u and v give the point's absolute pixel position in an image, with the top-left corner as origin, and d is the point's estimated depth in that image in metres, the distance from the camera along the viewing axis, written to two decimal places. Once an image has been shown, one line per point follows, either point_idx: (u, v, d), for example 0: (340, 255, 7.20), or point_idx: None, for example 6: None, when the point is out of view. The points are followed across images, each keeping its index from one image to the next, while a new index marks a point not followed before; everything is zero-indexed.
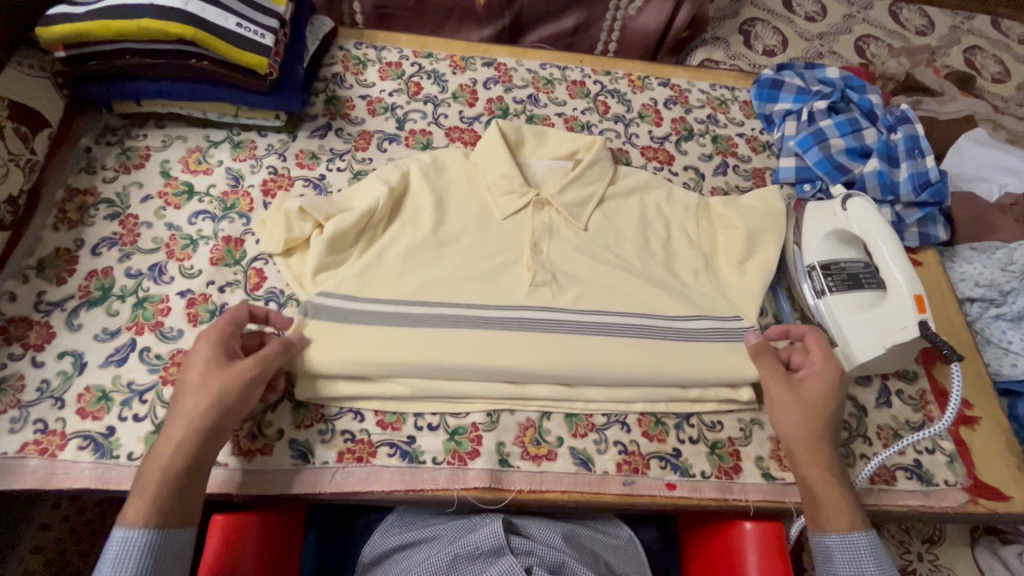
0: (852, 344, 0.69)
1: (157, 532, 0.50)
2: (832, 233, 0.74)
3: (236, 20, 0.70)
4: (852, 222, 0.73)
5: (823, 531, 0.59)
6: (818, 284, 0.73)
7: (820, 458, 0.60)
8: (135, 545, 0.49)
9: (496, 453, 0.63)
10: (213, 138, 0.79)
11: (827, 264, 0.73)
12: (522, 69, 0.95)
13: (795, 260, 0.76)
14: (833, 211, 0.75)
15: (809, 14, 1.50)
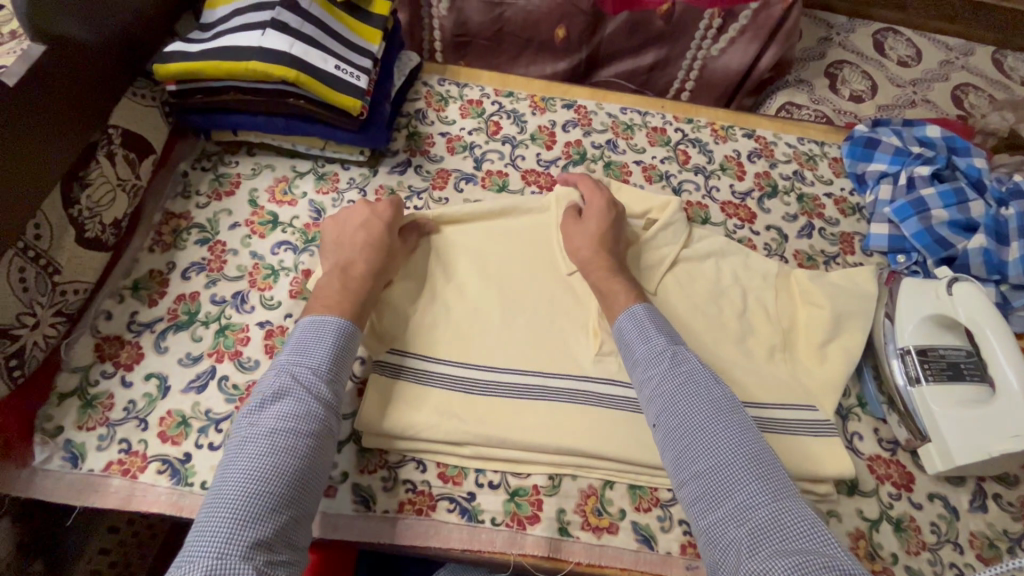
0: (950, 444, 0.63)
1: (333, 323, 0.60)
2: (932, 317, 0.69)
3: (335, 62, 0.72)
4: (958, 307, 0.67)
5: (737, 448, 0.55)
6: (911, 370, 0.68)
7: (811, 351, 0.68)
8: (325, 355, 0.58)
9: (557, 520, 0.61)
10: (299, 168, 0.82)
11: (924, 348, 0.68)
12: (602, 113, 0.94)
13: (885, 339, 0.72)
14: (934, 293, 0.70)
15: (903, 59, 1.42)
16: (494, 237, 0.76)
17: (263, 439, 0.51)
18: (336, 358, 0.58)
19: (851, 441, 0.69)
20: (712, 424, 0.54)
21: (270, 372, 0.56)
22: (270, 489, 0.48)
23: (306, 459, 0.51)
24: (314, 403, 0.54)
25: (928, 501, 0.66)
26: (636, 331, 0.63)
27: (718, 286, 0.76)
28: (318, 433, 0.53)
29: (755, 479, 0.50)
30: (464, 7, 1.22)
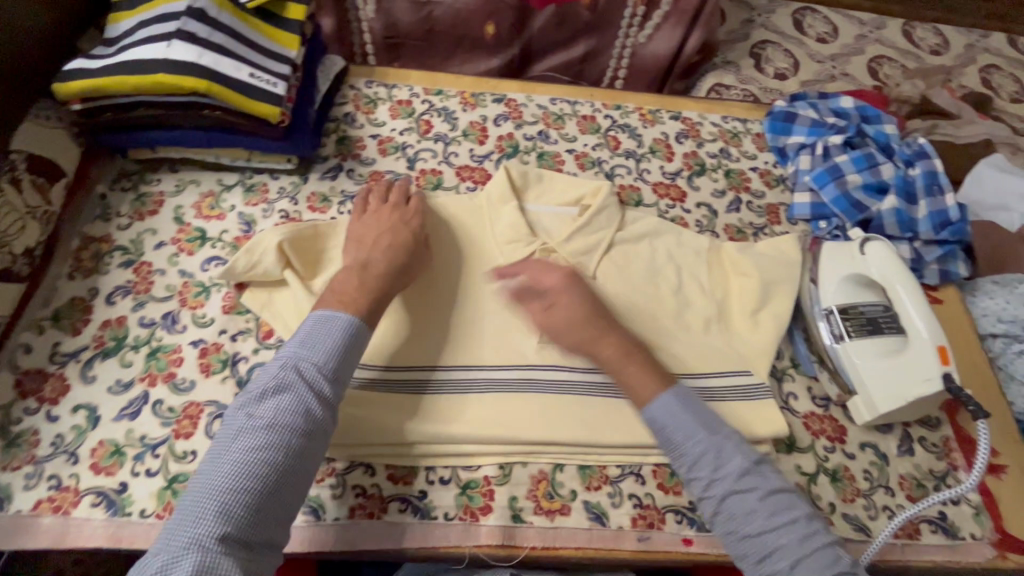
0: (873, 393, 0.67)
1: (343, 321, 0.60)
2: (852, 276, 0.73)
3: (249, 70, 0.70)
4: (870, 267, 0.73)
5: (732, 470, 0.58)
6: (835, 328, 0.71)
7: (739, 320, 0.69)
8: (325, 353, 0.58)
9: (509, 508, 0.62)
10: (226, 181, 0.80)
11: (846, 307, 0.72)
12: (532, 105, 0.95)
13: (812, 300, 0.75)
14: (852, 254, 0.75)
15: (821, 36, 1.49)
16: (430, 235, 0.77)
17: (259, 431, 0.52)
18: (343, 361, 0.59)
19: (786, 402, 0.72)
20: (721, 478, 0.57)
21: (276, 361, 0.57)
22: (255, 487, 0.50)
23: (295, 464, 0.53)
24: (314, 405, 0.55)
25: (860, 450, 0.70)
26: (666, 414, 0.61)
27: (653, 266, 0.78)
28: (313, 436, 0.54)
29: (760, 519, 0.55)
30: (391, 8, 1.21)
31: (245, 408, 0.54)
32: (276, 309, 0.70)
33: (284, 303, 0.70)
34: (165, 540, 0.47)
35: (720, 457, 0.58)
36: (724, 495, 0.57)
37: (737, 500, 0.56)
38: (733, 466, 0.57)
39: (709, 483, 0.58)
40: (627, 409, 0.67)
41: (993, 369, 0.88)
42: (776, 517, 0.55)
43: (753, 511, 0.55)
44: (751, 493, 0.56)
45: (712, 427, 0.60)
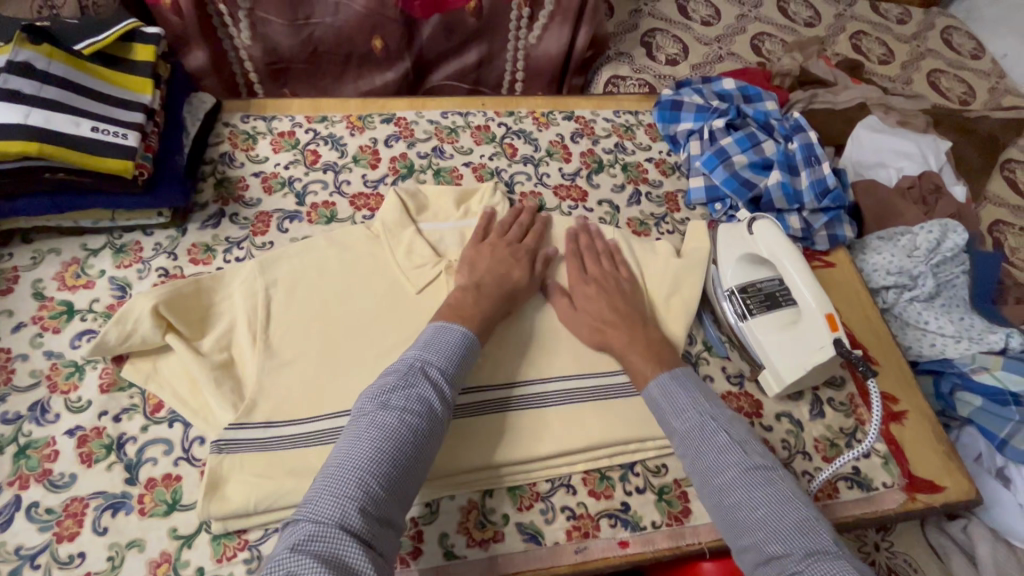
0: (779, 366, 0.70)
1: (461, 333, 0.63)
2: (745, 257, 0.76)
3: (90, 123, 0.65)
4: (760, 245, 0.74)
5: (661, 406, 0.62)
6: (738, 308, 0.74)
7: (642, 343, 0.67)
8: (442, 354, 0.60)
9: (440, 546, 0.60)
10: (92, 246, 0.73)
11: (745, 285, 0.74)
12: (423, 121, 0.93)
13: (716, 284, 0.77)
14: (741, 234, 0.77)
15: (705, 19, 1.52)
16: (329, 270, 0.74)
17: (389, 423, 0.53)
18: (461, 368, 0.61)
19: (704, 384, 0.74)
20: (704, 449, 0.57)
21: (402, 363, 0.59)
22: (388, 473, 0.51)
23: (421, 456, 0.54)
24: (440, 403, 0.57)
25: (777, 421, 0.72)
26: (664, 400, 0.62)
27: (562, 271, 0.78)
28: (435, 431, 0.56)
29: (739, 488, 0.54)
30: (267, 33, 1.14)
31: (371, 401, 0.55)
32: (163, 378, 0.65)
33: (172, 370, 0.65)
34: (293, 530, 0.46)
35: (708, 429, 0.58)
36: (704, 469, 0.57)
37: (716, 470, 0.56)
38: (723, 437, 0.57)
39: (693, 455, 0.58)
40: (550, 419, 0.67)
41: (890, 320, 0.94)
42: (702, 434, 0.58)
43: (730, 478, 0.55)
44: (729, 463, 0.56)
45: (709, 406, 0.61)
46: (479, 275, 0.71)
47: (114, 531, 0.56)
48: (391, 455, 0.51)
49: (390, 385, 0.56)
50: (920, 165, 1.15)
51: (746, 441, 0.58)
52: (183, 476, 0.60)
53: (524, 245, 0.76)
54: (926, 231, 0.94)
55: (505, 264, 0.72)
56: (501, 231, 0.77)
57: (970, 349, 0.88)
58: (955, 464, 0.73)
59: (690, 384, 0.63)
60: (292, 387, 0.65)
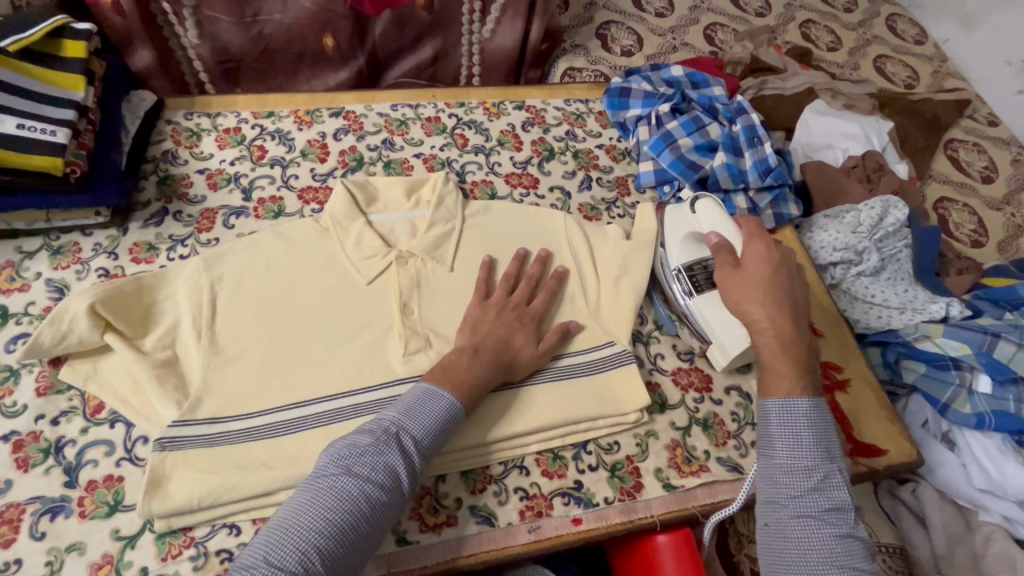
0: (727, 341, 0.71)
1: (451, 403, 0.59)
2: (689, 235, 0.77)
3: (16, 121, 0.64)
4: (700, 222, 0.76)
5: (768, 395, 0.62)
6: (686, 284, 0.74)
7: (786, 344, 0.62)
8: (424, 420, 0.57)
9: (392, 533, 0.60)
10: (27, 248, 0.71)
11: (691, 263, 0.75)
12: (372, 114, 0.92)
13: (664, 262, 0.78)
14: (684, 213, 0.79)
15: (658, 10, 1.54)
16: (276, 264, 0.73)
17: (349, 492, 0.50)
18: (439, 443, 0.57)
19: (655, 362, 0.75)
20: (815, 498, 0.57)
21: (378, 426, 0.56)
22: (335, 548, 0.48)
23: (372, 533, 0.51)
24: (407, 478, 0.54)
25: (726, 395, 0.74)
26: (783, 418, 0.60)
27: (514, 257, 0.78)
28: (393, 508, 0.53)
29: (798, 528, 0.56)
30: (214, 32, 1.13)
31: (336, 460, 0.52)
32: (103, 378, 0.63)
33: (112, 370, 0.64)
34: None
35: (823, 481, 0.57)
36: (801, 512, 0.56)
37: (814, 520, 0.56)
38: (843, 494, 0.57)
39: (795, 496, 0.57)
40: (501, 404, 0.66)
41: (839, 295, 0.97)
42: (799, 440, 0.59)
43: (825, 537, 0.55)
44: (833, 522, 0.56)
45: (831, 451, 0.59)
46: (479, 337, 0.65)
47: (53, 535, 0.55)
48: (343, 529, 0.49)
49: (361, 447, 0.53)
50: (865, 145, 1.19)
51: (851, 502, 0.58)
52: (125, 477, 0.59)
53: (532, 308, 0.71)
54: (869, 208, 0.97)
55: (509, 328, 0.67)
56: (506, 289, 0.72)
57: (914, 320, 0.91)
58: (898, 429, 0.76)
59: (823, 417, 0.60)
60: (238, 382, 0.64)
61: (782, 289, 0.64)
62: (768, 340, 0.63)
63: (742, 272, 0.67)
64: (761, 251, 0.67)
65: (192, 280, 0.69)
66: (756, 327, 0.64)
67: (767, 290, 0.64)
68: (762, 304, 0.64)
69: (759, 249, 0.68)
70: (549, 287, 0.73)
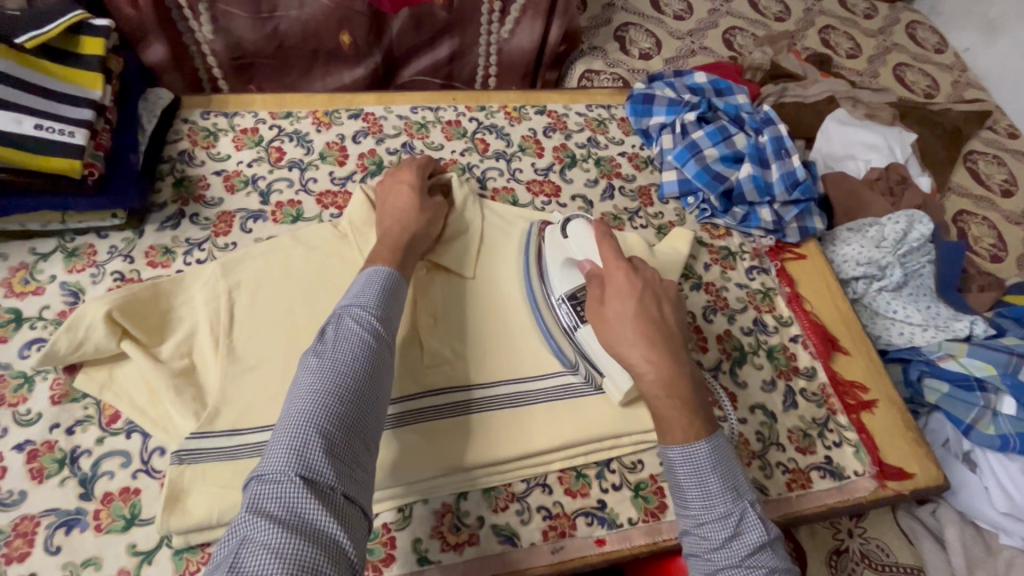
0: (618, 373, 0.65)
1: (388, 279, 0.59)
2: (566, 262, 0.70)
3: (34, 121, 0.62)
4: (574, 248, 0.70)
5: (669, 443, 0.54)
6: (573, 313, 0.69)
7: (671, 387, 0.55)
8: (371, 292, 0.57)
9: (414, 552, 0.59)
10: (41, 250, 0.69)
11: (572, 292, 0.69)
12: (392, 116, 0.90)
13: (546, 294, 0.72)
14: (557, 239, 0.72)
15: (678, 13, 1.52)
16: (295, 270, 0.71)
17: (325, 372, 0.49)
18: (391, 304, 0.57)
19: None
20: (733, 547, 0.50)
21: (331, 315, 0.55)
22: (335, 424, 0.46)
23: (367, 397, 0.50)
24: (374, 331, 0.53)
25: (751, 413, 0.73)
26: (688, 466, 0.53)
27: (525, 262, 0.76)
28: (374, 355, 0.52)
29: None
30: (229, 27, 1.10)
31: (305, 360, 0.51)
32: (119, 387, 0.62)
33: (129, 378, 0.62)
34: (240, 523, 0.41)
35: (738, 525, 0.51)
36: (726, 566, 0.50)
37: (740, 570, 0.49)
38: (757, 534, 0.51)
39: (715, 548, 0.51)
40: (524, 421, 0.65)
41: (860, 310, 0.96)
42: (705, 483, 0.52)
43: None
44: (759, 568, 0.49)
45: (740, 487, 0.53)
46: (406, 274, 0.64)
47: (68, 550, 0.54)
48: (337, 402, 0.47)
49: (319, 338, 0.52)
50: (887, 157, 1.18)
51: (774, 535, 0.52)
52: (142, 490, 0.57)
53: None
54: (893, 222, 0.95)
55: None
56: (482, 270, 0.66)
57: (936, 337, 0.91)
58: (923, 450, 0.75)
59: (725, 457, 0.54)
60: (257, 392, 0.63)
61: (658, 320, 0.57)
62: (649, 386, 0.56)
63: (604, 312, 0.59)
64: (622, 281, 0.60)
65: (209, 286, 0.68)
66: (635, 372, 0.56)
67: (635, 329, 0.57)
68: (637, 346, 0.56)
69: (622, 280, 0.60)
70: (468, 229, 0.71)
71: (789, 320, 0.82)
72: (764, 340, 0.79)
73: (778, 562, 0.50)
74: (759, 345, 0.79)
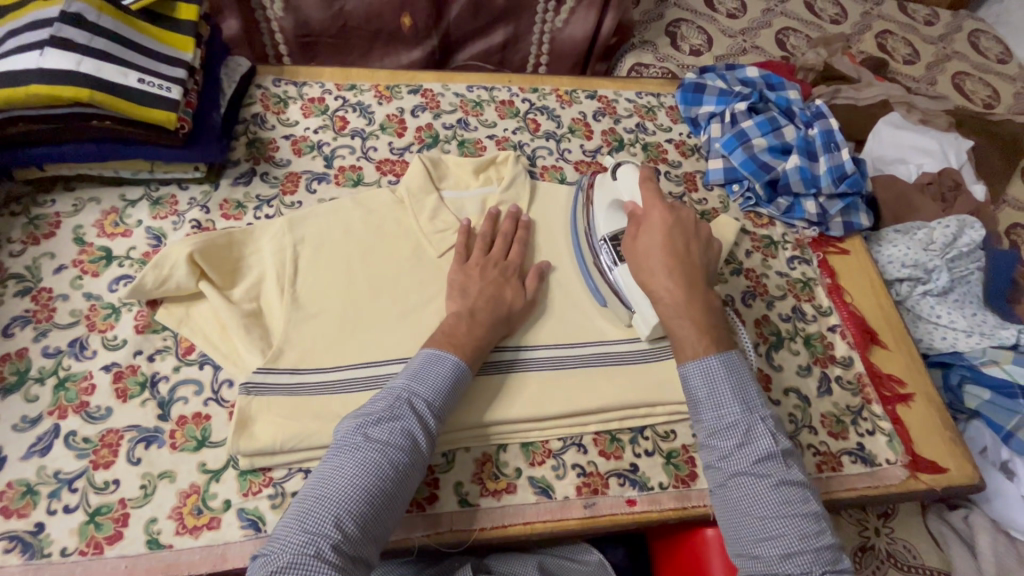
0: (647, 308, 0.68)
1: (455, 365, 0.60)
2: (612, 204, 0.74)
3: (137, 75, 0.68)
4: (623, 190, 0.74)
5: (683, 361, 0.62)
6: (613, 253, 0.72)
7: (687, 309, 0.63)
8: (432, 374, 0.59)
9: (455, 494, 0.62)
10: (129, 197, 0.76)
11: (615, 234, 0.72)
12: (449, 93, 0.94)
13: (591, 235, 0.76)
14: (607, 182, 0.76)
15: (730, 11, 1.52)
16: (355, 230, 0.76)
17: (369, 460, 0.52)
18: (451, 397, 0.59)
19: None
20: (742, 454, 0.57)
21: (390, 393, 0.57)
22: (366, 513, 0.50)
23: (399, 494, 0.53)
24: (425, 438, 0.56)
25: (785, 396, 0.74)
26: (701, 379, 0.60)
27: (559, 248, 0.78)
28: (417, 457, 0.55)
29: (749, 499, 0.55)
30: (299, 6, 1.17)
31: (352, 429, 0.55)
32: (195, 323, 0.68)
33: (204, 316, 0.68)
34: (267, 550, 0.48)
35: (745, 434, 0.57)
36: (736, 472, 0.57)
37: (749, 474, 0.56)
38: (767, 444, 0.56)
39: (726, 456, 0.58)
40: (564, 385, 0.68)
41: (903, 312, 0.95)
42: (719, 399, 0.59)
43: (762, 490, 0.55)
44: (766, 474, 0.55)
45: (750, 403, 0.59)
46: (472, 300, 0.67)
47: (147, 462, 0.59)
48: (371, 495, 0.51)
49: (373, 412, 0.55)
50: (940, 162, 1.16)
51: (785, 448, 0.57)
52: (212, 416, 0.63)
53: (510, 261, 0.72)
54: (943, 226, 0.94)
55: (495, 285, 0.69)
56: (484, 248, 0.73)
57: (982, 343, 0.89)
58: (960, 448, 0.75)
59: (737, 371, 0.60)
60: (317, 339, 0.67)
61: (679, 252, 0.66)
62: (665, 309, 0.64)
63: (637, 245, 0.68)
64: (656, 219, 0.68)
65: (277, 237, 0.73)
66: (654, 297, 0.65)
67: (662, 260, 0.65)
68: (659, 275, 0.64)
69: (657, 217, 0.68)
70: (517, 236, 0.75)
71: (828, 311, 0.83)
72: (802, 328, 0.80)
73: (787, 473, 0.56)
74: (796, 332, 0.80)
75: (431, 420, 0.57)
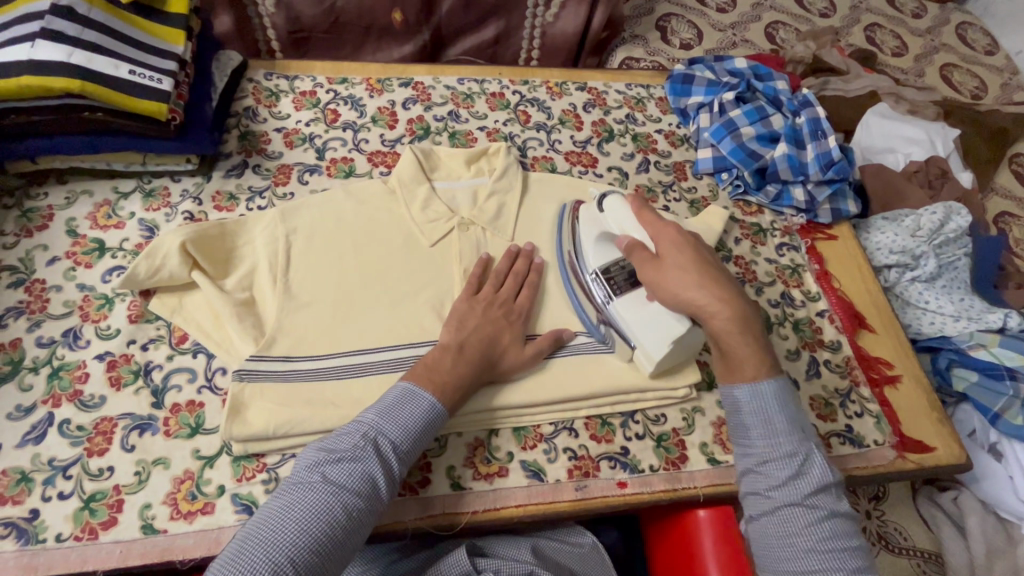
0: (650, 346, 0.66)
1: (431, 407, 0.58)
2: (601, 237, 0.73)
3: (128, 67, 0.69)
4: (612, 222, 0.73)
5: (737, 381, 0.61)
6: (606, 288, 0.70)
7: (742, 325, 0.61)
8: (404, 416, 0.57)
9: (448, 477, 0.63)
10: (122, 189, 0.76)
11: (606, 267, 0.71)
12: (440, 86, 0.95)
13: (580, 270, 0.74)
14: (594, 214, 0.75)
15: (720, 5, 1.53)
16: (347, 220, 0.76)
17: (321, 502, 0.50)
18: (420, 441, 0.57)
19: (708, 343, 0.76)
20: (795, 485, 0.56)
21: (356, 428, 0.56)
22: (309, 561, 0.48)
23: (348, 542, 0.50)
24: (385, 483, 0.54)
25: None
26: (755, 403, 0.60)
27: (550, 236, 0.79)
28: (373, 504, 0.53)
29: (802, 530, 0.55)
30: (290, 2, 1.17)
31: (311, 467, 0.53)
32: (188, 312, 0.68)
33: (196, 305, 0.68)
34: None
35: (801, 465, 0.57)
36: (788, 502, 0.56)
37: (801, 507, 0.56)
38: (822, 472, 0.57)
39: (778, 485, 0.57)
40: (553, 371, 0.68)
41: (892, 299, 0.96)
42: (774, 429, 0.58)
43: (813, 523, 0.55)
44: (820, 506, 0.55)
45: (805, 430, 0.59)
46: (465, 334, 0.64)
47: (142, 449, 0.60)
48: (318, 541, 0.48)
49: (336, 449, 0.54)
50: (927, 151, 1.17)
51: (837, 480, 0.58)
52: (205, 403, 0.63)
53: (517, 304, 0.70)
54: (930, 213, 0.95)
55: (495, 325, 0.66)
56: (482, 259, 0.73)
57: (969, 327, 0.90)
58: (947, 429, 0.76)
59: (788, 397, 0.60)
60: (309, 326, 0.68)
61: (712, 265, 0.64)
62: (722, 324, 0.61)
63: (664, 263, 0.65)
64: (672, 236, 0.66)
65: (269, 227, 0.73)
66: (706, 311, 0.61)
67: (700, 271, 0.63)
68: (704, 286, 0.62)
69: (671, 236, 0.66)
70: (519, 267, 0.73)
71: (816, 296, 0.84)
72: (790, 313, 0.81)
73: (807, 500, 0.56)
74: (785, 317, 0.81)
75: (395, 464, 0.55)
